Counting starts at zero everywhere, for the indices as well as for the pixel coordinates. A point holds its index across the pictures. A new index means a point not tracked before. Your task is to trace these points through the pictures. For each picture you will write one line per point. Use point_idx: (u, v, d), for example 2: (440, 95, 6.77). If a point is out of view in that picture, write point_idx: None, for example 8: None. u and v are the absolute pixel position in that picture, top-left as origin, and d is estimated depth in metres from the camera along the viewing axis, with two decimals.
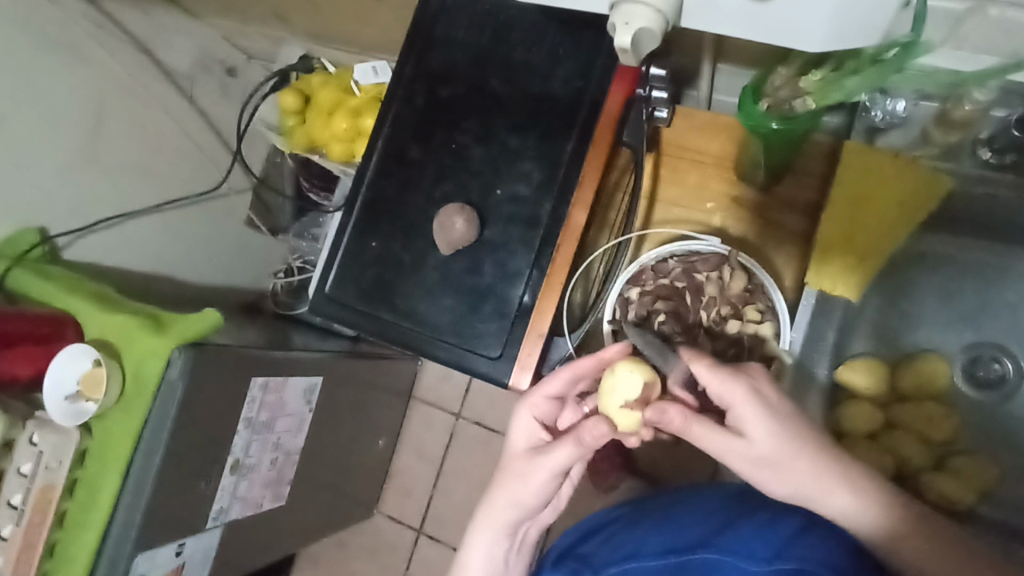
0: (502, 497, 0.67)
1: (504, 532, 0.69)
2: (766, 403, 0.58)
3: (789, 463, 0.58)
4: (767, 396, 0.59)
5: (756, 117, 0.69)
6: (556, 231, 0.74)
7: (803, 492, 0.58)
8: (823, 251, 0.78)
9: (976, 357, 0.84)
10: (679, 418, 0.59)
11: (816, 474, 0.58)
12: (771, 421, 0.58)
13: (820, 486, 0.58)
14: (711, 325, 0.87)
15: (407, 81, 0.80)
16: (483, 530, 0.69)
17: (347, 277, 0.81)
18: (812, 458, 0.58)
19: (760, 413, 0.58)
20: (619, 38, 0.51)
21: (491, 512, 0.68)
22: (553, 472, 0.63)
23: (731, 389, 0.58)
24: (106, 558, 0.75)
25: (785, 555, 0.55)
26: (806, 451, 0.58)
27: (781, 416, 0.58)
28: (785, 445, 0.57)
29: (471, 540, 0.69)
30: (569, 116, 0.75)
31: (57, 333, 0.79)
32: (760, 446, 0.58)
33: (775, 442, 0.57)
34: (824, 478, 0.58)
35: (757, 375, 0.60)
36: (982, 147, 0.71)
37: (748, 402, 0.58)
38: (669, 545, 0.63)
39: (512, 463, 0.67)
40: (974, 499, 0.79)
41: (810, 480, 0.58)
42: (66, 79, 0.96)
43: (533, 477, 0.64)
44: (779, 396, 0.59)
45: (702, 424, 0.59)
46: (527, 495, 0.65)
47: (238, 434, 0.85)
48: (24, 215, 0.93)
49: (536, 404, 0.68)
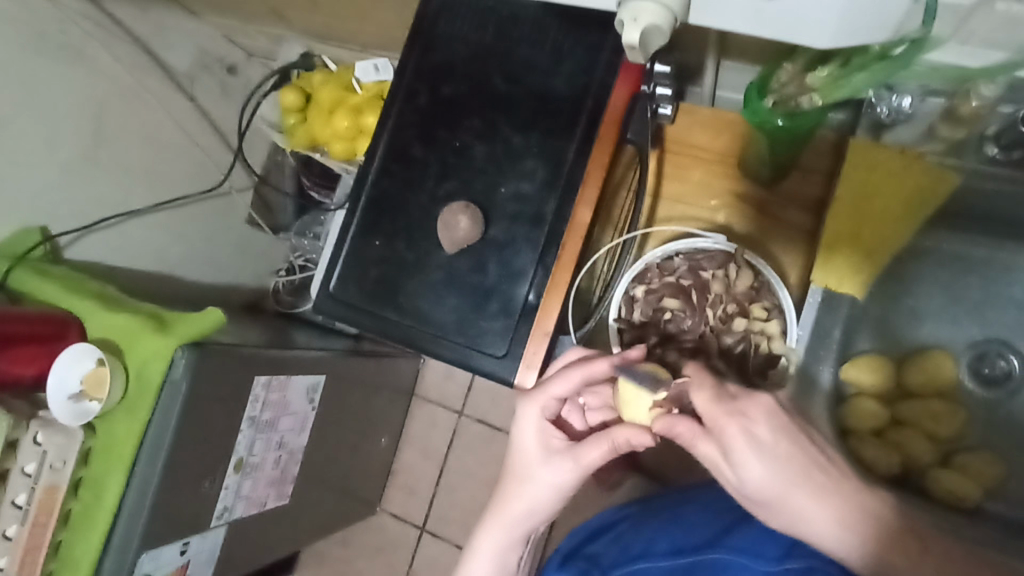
0: (522, 502, 0.68)
1: (517, 534, 0.69)
2: (758, 442, 0.54)
3: (782, 501, 0.54)
4: (760, 437, 0.55)
5: (761, 115, 0.69)
6: (561, 229, 0.74)
7: (799, 530, 0.54)
8: (831, 246, 0.77)
9: (982, 353, 0.84)
10: (687, 433, 0.57)
11: (809, 516, 0.53)
12: (761, 459, 0.54)
13: (815, 531, 0.53)
14: (717, 324, 0.87)
15: (409, 79, 0.79)
16: (497, 535, 0.69)
17: (351, 276, 0.81)
18: (806, 501, 0.53)
19: (751, 452, 0.54)
20: (627, 34, 0.51)
21: (510, 518, 0.68)
22: (581, 473, 0.66)
23: (721, 423, 0.56)
24: (111, 559, 0.75)
25: (795, 556, 0.55)
26: (799, 491, 0.53)
27: (775, 456, 0.54)
28: (777, 485, 0.54)
29: (484, 548, 0.69)
30: (572, 114, 0.74)
31: (61, 334, 0.79)
32: (751, 482, 0.55)
33: (765, 481, 0.54)
34: (818, 519, 0.53)
35: (760, 410, 0.56)
36: (990, 143, 0.70)
37: (736, 440, 0.55)
38: (678, 545, 0.63)
39: (530, 468, 0.67)
40: (980, 496, 0.79)
41: (804, 524, 0.54)
42: (66, 78, 0.96)
43: (559, 481, 0.66)
44: (775, 436, 0.54)
45: (700, 446, 0.57)
46: (551, 498, 0.67)
47: (242, 434, 0.85)
48: (25, 215, 0.93)
49: (546, 405, 0.68)
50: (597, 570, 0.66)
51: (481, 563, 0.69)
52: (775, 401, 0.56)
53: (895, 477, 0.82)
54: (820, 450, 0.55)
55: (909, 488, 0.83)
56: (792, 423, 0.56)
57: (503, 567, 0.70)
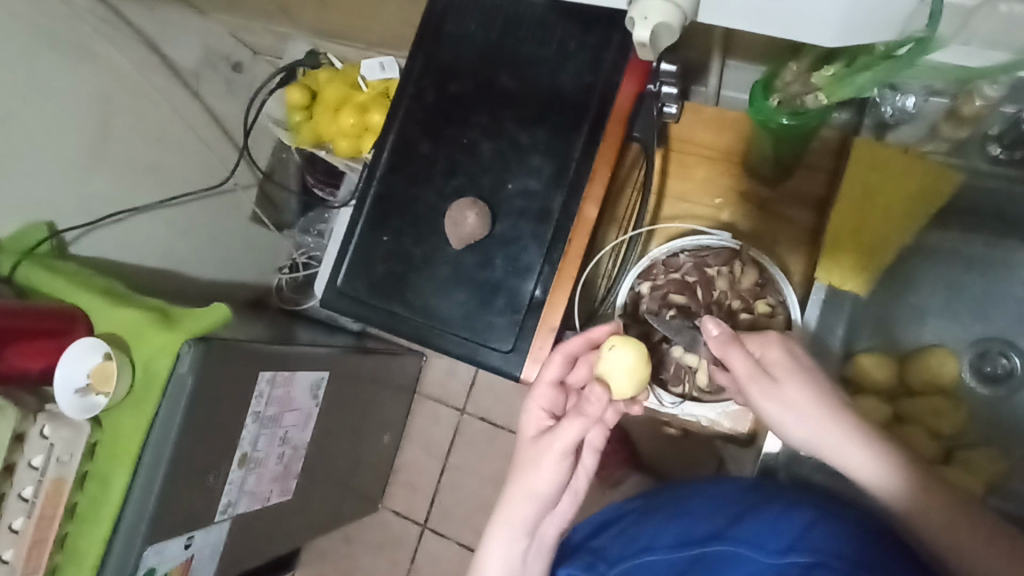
0: (517, 491, 0.61)
1: (521, 531, 0.62)
2: (798, 358, 0.59)
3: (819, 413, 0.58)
4: (798, 353, 0.60)
5: (766, 113, 0.70)
6: (567, 226, 0.75)
7: (830, 444, 0.58)
8: (834, 244, 0.78)
9: (984, 351, 0.85)
10: (722, 342, 0.61)
11: (841, 435, 0.57)
12: (801, 372, 0.59)
13: (844, 448, 0.57)
14: (723, 319, 0.88)
15: (416, 77, 0.80)
16: (499, 532, 0.62)
17: (358, 272, 0.81)
18: (836, 417, 0.58)
19: (792, 365, 0.59)
20: (637, 32, 0.52)
21: (510, 512, 0.61)
22: (565, 453, 0.59)
23: (766, 341, 0.60)
24: (117, 553, 0.75)
25: (799, 547, 0.55)
26: (835, 403, 0.58)
27: (811, 370, 0.59)
28: (816, 396, 0.58)
29: (489, 547, 0.63)
30: (579, 111, 0.75)
31: (68, 328, 0.79)
32: (791, 395, 0.58)
33: (799, 392, 0.58)
34: (847, 436, 0.57)
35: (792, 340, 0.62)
36: (992, 143, 0.72)
37: (778, 355, 0.59)
38: (683, 537, 0.64)
39: (522, 453, 0.62)
40: (982, 489, 0.77)
41: (834, 442, 0.58)
42: (73, 75, 0.96)
43: (545, 463, 0.59)
44: (810, 357, 0.60)
45: (739, 360, 0.60)
46: (540, 484, 0.60)
47: (247, 428, 0.86)
48: (32, 211, 0.94)
49: (544, 394, 0.63)
50: (603, 564, 0.67)
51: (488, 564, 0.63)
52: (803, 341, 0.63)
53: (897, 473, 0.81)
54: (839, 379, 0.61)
55: None
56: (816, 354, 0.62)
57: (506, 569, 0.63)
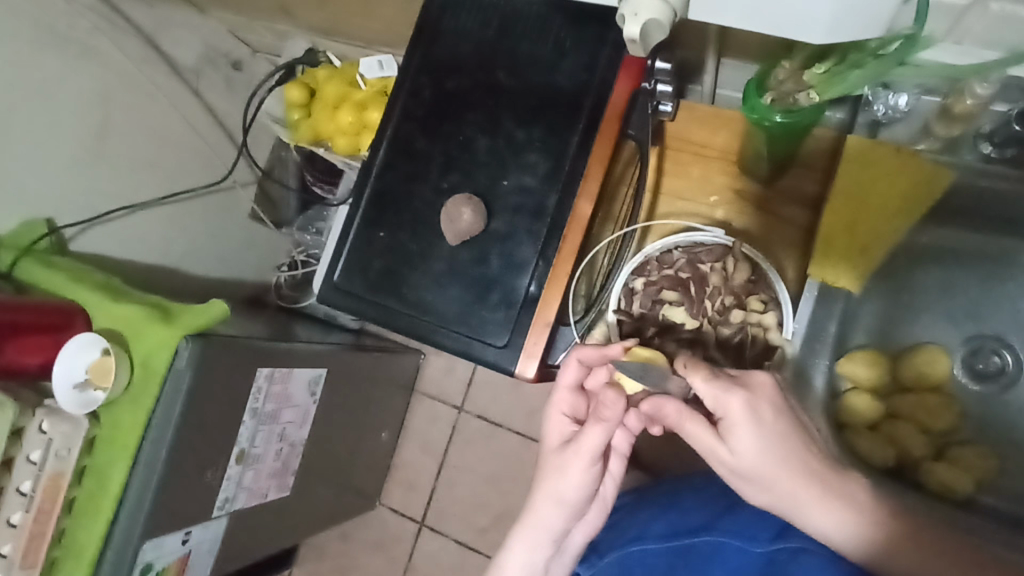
0: (543, 498, 0.63)
1: (547, 536, 0.65)
2: (759, 421, 0.55)
3: (769, 481, 0.55)
4: (761, 414, 0.55)
5: (760, 111, 0.69)
6: (562, 222, 0.75)
7: (783, 507, 0.56)
8: (827, 244, 0.79)
9: (976, 348, 0.85)
10: (674, 414, 0.57)
11: (801, 499, 0.55)
12: (757, 437, 0.55)
13: (805, 510, 0.55)
14: (714, 316, 0.89)
15: (413, 74, 0.81)
16: (524, 538, 0.65)
17: (355, 267, 0.82)
18: (795, 483, 0.54)
19: (748, 429, 0.55)
20: (627, 28, 0.52)
21: (535, 517, 0.64)
22: (589, 460, 0.61)
23: (724, 400, 0.55)
24: (114, 547, 0.76)
25: (788, 535, 0.57)
26: (789, 471, 0.55)
27: (773, 435, 0.55)
28: (767, 464, 0.55)
29: (513, 550, 0.65)
30: (574, 108, 0.76)
31: (67, 323, 0.80)
32: (742, 459, 0.55)
33: (757, 459, 0.55)
34: (807, 502, 0.55)
35: (761, 393, 0.55)
36: (984, 141, 0.72)
37: (737, 416, 0.55)
38: (673, 528, 0.65)
39: (547, 461, 0.64)
40: (972, 488, 0.80)
41: (795, 504, 0.55)
42: (72, 72, 0.97)
43: (571, 470, 0.62)
44: (775, 414, 0.55)
45: (693, 423, 0.57)
46: (568, 491, 0.62)
47: (244, 425, 0.86)
48: (31, 208, 0.94)
49: (565, 399, 0.64)
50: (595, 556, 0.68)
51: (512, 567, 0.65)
52: (775, 380, 0.56)
53: (889, 470, 0.83)
54: (813, 437, 0.56)
55: (903, 481, 0.84)
56: (789, 407, 0.56)
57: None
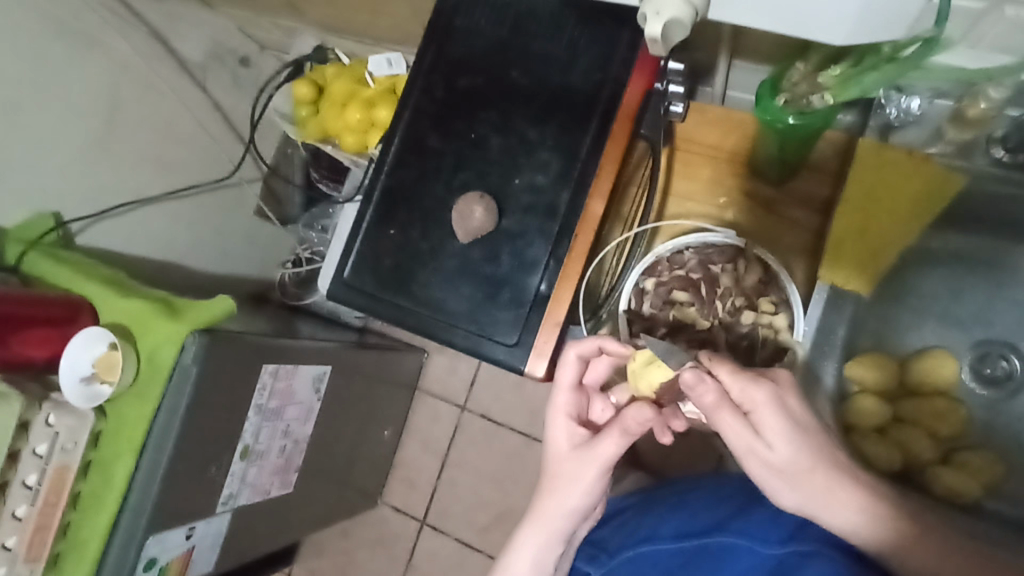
0: (555, 502, 0.64)
1: (555, 539, 0.65)
2: (789, 413, 0.53)
3: (801, 477, 0.53)
4: (790, 406, 0.54)
5: (772, 112, 0.70)
6: (573, 221, 0.75)
7: (814, 507, 0.53)
8: (839, 246, 0.78)
9: (984, 353, 0.85)
10: (712, 399, 0.53)
11: (836, 498, 0.52)
12: (789, 429, 0.53)
13: (837, 509, 0.52)
14: (726, 316, 0.90)
15: (426, 72, 0.81)
16: (533, 541, 0.65)
17: (365, 264, 0.82)
18: (826, 479, 0.53)
19: (780, 422, 0.53)
20: (649, 28, 0.52)
21: (544, 520, 0.64)
22: (606, 463, 0.62)
23: (755, 391, 0.53)
24: (119, 541, 0.76)
25: (798, 538, 0.56)
26: (821, 465, 0.53)
27: (802, 428, 0.53)
28: (800, 459, 0.53)
29: (520, 552, 0.65)
30: (587, 108, 0.76)
31: (73, 317, 0.80)
32: (774, 454, 0.53)
33: (790, 453, 0.53)
34: (839, 500, 0.52)
35: (787, 387, 0.55)
36: (996, 146, 0.71)
37: (768, 409, 0.53)
38: (685, 529, 0.65)
39: (556, 467, 0.64)
40: (979, 493, 0.80)
41: (827, 503, 0.53)
42: (81, 66, 0.97)
43: (587, 473, 0.62)
44: (802, 408, 0.54)
45: (726, 416, 0.53)
46: (581, 494, 0.63)
47: (249, 421, 0.86)
48: (38, 201, 0.94)
49: (570, 400, 0.66)
50: (604, 556, 0.69)
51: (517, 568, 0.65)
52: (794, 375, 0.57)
53: (895, 472, 0.84)
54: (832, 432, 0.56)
55: (910, 482, 0.84)
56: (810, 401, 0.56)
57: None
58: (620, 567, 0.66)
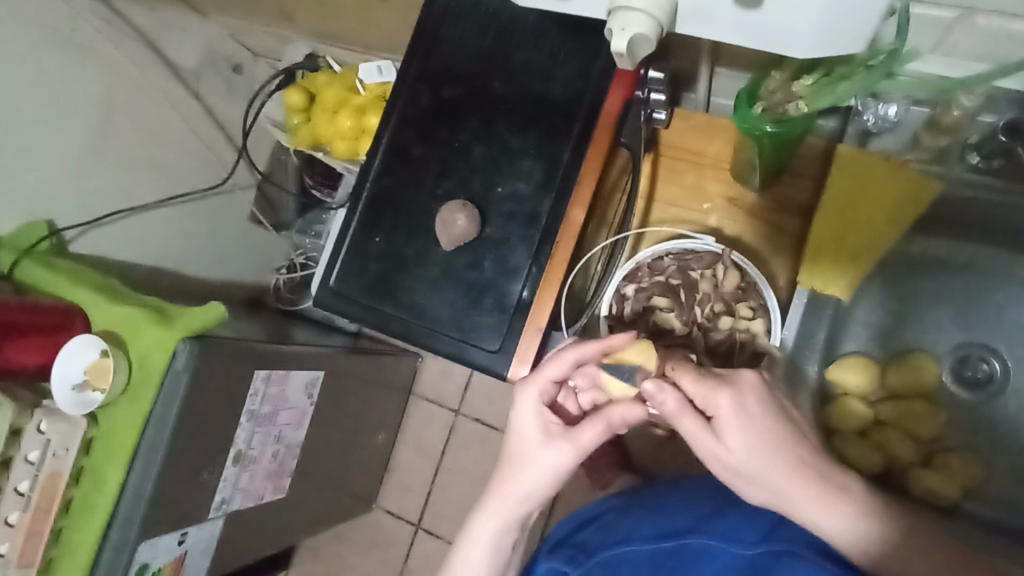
0: (521, 486, 0.65)
1: (517, 520, 0.67)
2: (748, 417, 0.57)
3: (764, 474, 0.56)
4: (750, 410, 0.57)
5: (750, 122, 0.69)
6: (554, 229, 0.76)
7: (777, 502, 0.57)
8: (817, 253, 0.79)
9: (965, 356, 0.86)
10: (673, 404, 0.58)
11: (801, 499, 0.56)
12: (749, 433, 0.56)
13: (803, 509, 0.56)
14: (704, 321, 0.88)
15: (411, 81, 0.82)
16: (493, 520, 0.66)
17: (351, 270, 0.83)
18: (785, 478, 0.56)
19: (739, 425, 0.57)
20: (615, 43, 0.53)
21: (508, 503, 0.66)
22: (581, 454, 0.64)
23: (712, 397, 0.58)
24: (110, 548, 0.77)
25: (771, 539, 0.57)
26: (781, 465, 0.56)
27: (763, 430, 0.57)
28: (760, 459, 0.56)
29: (483, 530, 0.66)
30: (568, 117, 0.77)
31: (65, 325, 0.80)
32: (735, 455, 0.57)
33: (749, 455, 0.56)
34: (803, 500, 0.56)
35: (749, 386, 0.58)
36: (971, 152, 0.73)
37: (727, 413, 0.57)
38: (660, 531, 0.64)
39: (527, 454, 0.65)
40: (959, 495, 0.82)
41: (789, 503, 0.56)
42: (73, 75, 0.98)
43: (560, 464, 0.64)
44: (763, 410, 0.57)
45: (686, 420, 0.58)
46: (549, 482, 0.65)
47: (241, 427, 0.87)
48: (31, 210, 0.95)
49: (544, 388, 0.66)
50: (583, 557, 0.67)
51: (480, 544, 0.66)
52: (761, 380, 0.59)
53: (877, 474, 0.85)
54: (799, 432, 0.58)
55: (890, 485, 0.86)
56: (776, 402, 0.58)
57: (497, 555, 0.67)
58: (596, 566, 0.64)
